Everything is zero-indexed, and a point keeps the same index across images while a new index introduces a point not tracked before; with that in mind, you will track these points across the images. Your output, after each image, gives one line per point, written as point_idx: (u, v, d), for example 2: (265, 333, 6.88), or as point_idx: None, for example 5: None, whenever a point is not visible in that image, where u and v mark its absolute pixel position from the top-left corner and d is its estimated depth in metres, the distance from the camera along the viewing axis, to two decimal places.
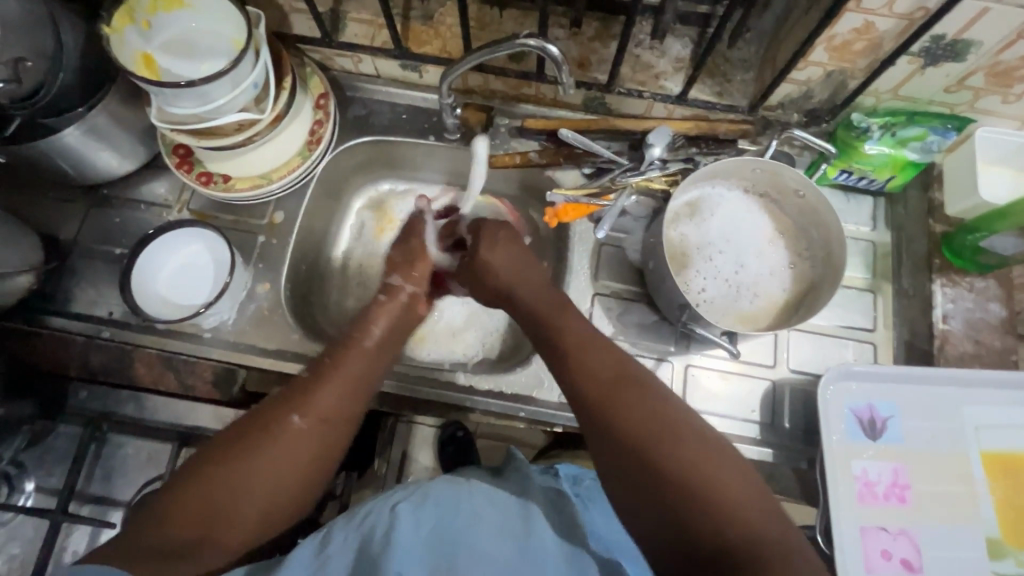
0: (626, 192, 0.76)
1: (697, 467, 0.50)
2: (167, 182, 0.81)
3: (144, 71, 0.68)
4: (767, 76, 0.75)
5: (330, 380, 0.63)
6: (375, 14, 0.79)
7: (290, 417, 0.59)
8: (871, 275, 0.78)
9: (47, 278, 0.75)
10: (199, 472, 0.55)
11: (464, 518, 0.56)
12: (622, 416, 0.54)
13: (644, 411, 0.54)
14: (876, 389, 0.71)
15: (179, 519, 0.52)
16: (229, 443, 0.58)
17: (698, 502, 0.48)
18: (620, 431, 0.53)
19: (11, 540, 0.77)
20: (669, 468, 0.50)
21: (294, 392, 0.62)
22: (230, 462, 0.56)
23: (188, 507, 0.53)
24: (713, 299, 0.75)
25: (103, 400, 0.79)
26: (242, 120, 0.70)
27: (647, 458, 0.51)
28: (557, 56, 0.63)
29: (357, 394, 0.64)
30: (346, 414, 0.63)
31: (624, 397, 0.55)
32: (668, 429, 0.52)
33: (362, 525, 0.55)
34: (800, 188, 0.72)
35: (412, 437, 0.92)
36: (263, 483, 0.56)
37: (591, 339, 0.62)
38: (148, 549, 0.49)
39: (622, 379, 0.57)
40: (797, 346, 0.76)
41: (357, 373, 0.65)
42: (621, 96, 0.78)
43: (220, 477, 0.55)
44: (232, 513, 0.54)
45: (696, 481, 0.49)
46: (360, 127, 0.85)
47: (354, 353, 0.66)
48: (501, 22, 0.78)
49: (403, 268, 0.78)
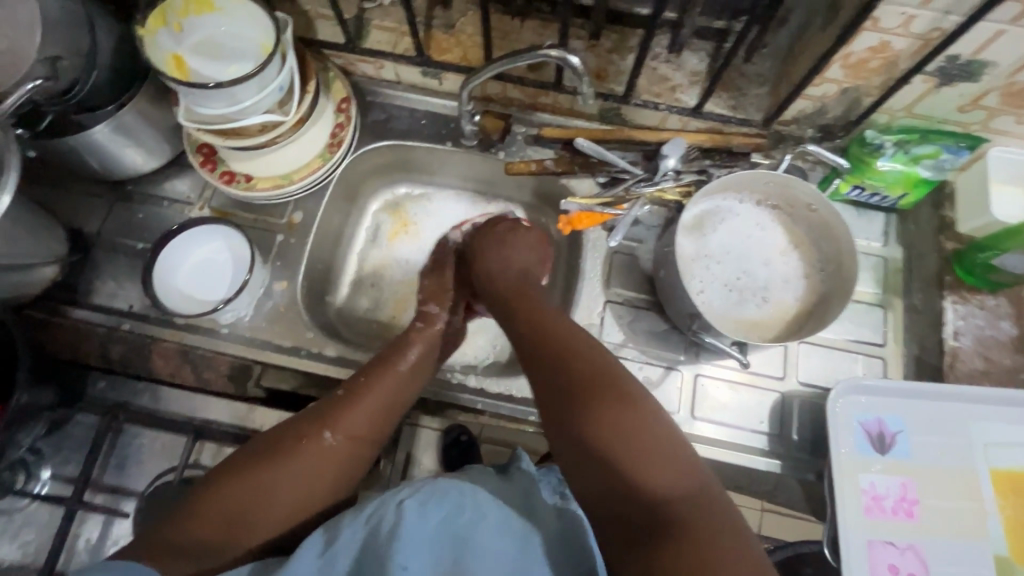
0: (640, 202, 0.77)
1: (632, 426, 0.52)
2: (190, 180, 0.83)
3: (176, 72, 0.70)
4: (782, 92, 0.76)
5: (363, 399, 0.65)
6: (399, 22, 0.81)
7: (322, 433, 0.62)
8: (881, 291, 0.79)
9: (71, 269, 0.77)
10: (230, 476, 0.58)
11: (468, 517, 0.56)
12: (573, 384, 0.56)
13: (588, 376, 0.56)
14: (885, 403, 0.71)
15: (209, 519, 0.55)
16: (261, 452, 0.61)
17: (635, 460, 0.50)
18: (563, 399, 0.56)
19: (25, 526, 0.78)
20: (617, 438, 0.51)
21: (328, 408, 0.64)
22: (261, 471, 0.59)
23: (218, 508, 0.56)
24: (724, 308, 0.75)
25: (122, 390, 0.82)
26: (266, 122, 0.71)
27: (583, 419, 0.53)
28: (578, 66, 0.65)
29: (386, 416, 0.67)
30: (374, 435, 0.66)
31: (571, 362, 0.58)
32: (607, 389, 0.55)
33: (367, 522, 0.55)
34: (813, 204, 0.73)
35: (416, 439, 0.90)
36: (288, 492, 0.59)
37: (549, 316, 0.65)
38: (178, 547, 0.52)
39: (568, 348, 0.60)
40: (806, 359, 0.76)
41: (390, 395, 0.67)
42: (637, 107, 0.80)
43: (250, 484, 0.58)
44: (256, 518, 0.57)
45: (638, 450, 0.51)
46: (379, 132, 0.87)
47: (389, 375, 0.67)
48: (521, 32, 0.79)
49: (438, 297, 0.79)
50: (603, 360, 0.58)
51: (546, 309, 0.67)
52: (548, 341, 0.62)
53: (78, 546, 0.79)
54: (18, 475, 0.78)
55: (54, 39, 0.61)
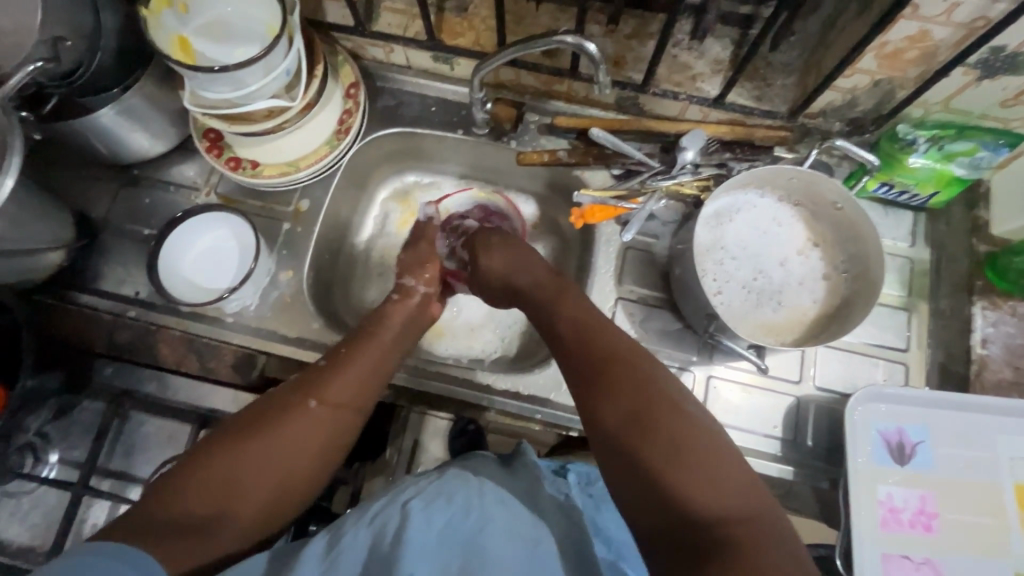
0: (655, 197, 0.74)
1: (688, 441, 0.48)
2: (196, 165, 0.82)
3: (180, 54, 0.68)
4: (810, 83, 0.72)
5: (346, 369, 0.64)
6: (410, 5, 0.78)
7: (306, 402, 0.60)
8: (908, 294, 0.75)
9: (78, 254, 0.77)
10: (214, 450, 0.55)
11: (474, 521, 0.55)
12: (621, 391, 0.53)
13: (637, 382, 0.53)
14: (906, 412, 0.68)
15: (194, 498, 0.52)
16: (243, 425, 0.58)
17: (682, 471, 0.47)
18: (609, 406, 0.52)
19: (34, 508, 0.79)
20: (670, 450, 0.48)
21: (312, 378, 0.62)
22: (245, 445, 0.56)
23: (203, 485, 0.53)
24: (738, 309, 0.73)
25: (128, 376, 0.82)
26: (273, 107, 0.69)
27: (640, 431, 0.49)
28: (594, 54, 0.62)
29: (370, 385, 0.65)
30: (363, 403, 0.64)
31: (613, 368, 0.55)
32: (656, 396, 0.51)
33: (374, 521, 0.55)
34: (839, 201, 0.69)
35: (424, 427, 0.88)
36: (279, 465, 0.56)
37: (593, 317, 0.62)
38: (162, 525, 0.49)
39: (612, 351, 0.57)
40: (824, 362, 0.74)
41: (375, 363, 0.66)
42: (655, 97, 0.77)
43: (236, 458, 0.55)
44: (244, 495, 0.54)
45: (688, 463, 0.47)
46: (389, 118, 0.84)
47: (373, 343, 0.67)
48: (537, 16, 0.76)
49: (416, 270, 0.77)
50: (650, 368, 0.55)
51: (586, 309, 0.63)
52: (592, 342, 0.58)
53: (85, 530, 0.79)
54: (26, 459, 0.78)
55: (56, 19, 0.59)
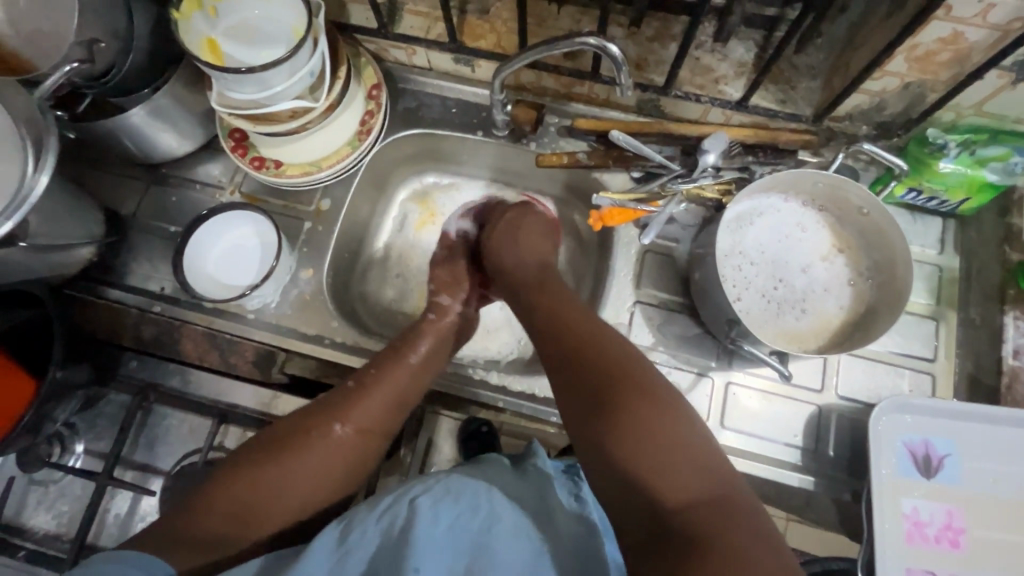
0: (675, 199, 0.73)
1: (655, 431, 0.49)
2: (221, 165, 0.84)
3: (209, 56, 0.70)
4: (837, 85, 0.71)
5: (374, 393, 0.65)
6: (432, 7, 0.79)
7: (332, 426, 0.62)
8: (936, 302, 0.74)
9: (107, 250, 0.79)
10: (245, 465, 0.59)
11: (481, 520, 0.55)
12: (592, 377, 0.54)
13: (605, 376, 0.54)
14: (933, 424, 0.67)
15: (221, 512, 0.56)
16: (271, 446, 0.61)
17: (650, 460, 0.48)
18: (579, 401, 0.54)
19: (60, 497, 0.81)
20: (640, 438, 0.49)
21: (337, 400, 0.65)
22: (270, 464, 0.59)
23: (229, 499, 0.57)
24: (761, 315, 0.72)
25: (154, 369, 0.83)
26: (296, 108, 0.71)
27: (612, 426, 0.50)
28: (618, 55, 0.62)
29: (396, 412, 0.67)
30: (384, 429, 0.66)
31: (588, 357, 0.56)
32: (634, 385, 0.52)
33: (383, 516, 0.55)
34: (865, 206, 0.68)
35: (438, 426, 0.88)
36: (301, 485, 0.60)
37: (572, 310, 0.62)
38: (185, 535, 0.53)
39: (584, 344, 0.58)
40: (847, 371, 0.72)
41: (399, 389, 0.67)
42: (677, 99, 0.76)
43: (259, 476, 0.58)
44: (270, 511, 0.58)
45: (658, 451, 0.48)
46: (410, 119, 0.85)
47: (397, 368, 0.67)
48: (558, 18, 0.76)
49: (450, 288, 0.78)
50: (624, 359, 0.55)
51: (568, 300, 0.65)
52: (569, 336, 0.59)
53: (109, 520, 0.81)
54: (54, 449, 0.80)
55: (91, 21, 0.61)
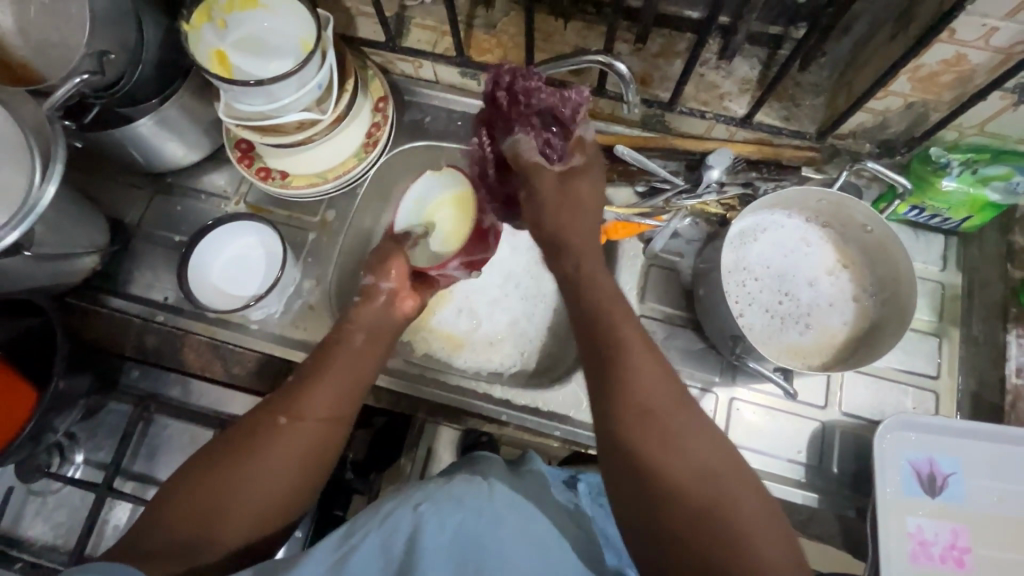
0: (680, 214, 0.75)
1: (726, 499, 0.44)
2: (226, 174, 0.84)
3: (218, 68, 0.70)
4: (840, 104, 0.71)
5: (324, 378, 0.62)
6: (440, 21, 0.80)
7: (275, 419, 0.58)
8: (938, 319, 0.74)
9: (112, 258, 0.79)
10: (190, 476, 0.55)
11: (486, 523, 0.54)
12: (639, 409, 0.48)
13: (654, 420, 0.47)
14: (937, 442, 0.66)
15: (180, 518, 0.52)
16: (217, 451, 0.56)
17: (712, 530, 0.43)
18: (627, 450, 0.47)
19: (58, 507, 0.79)
20: (698, 501, 0.44)
21: (280, 395, 0.61)
22: (227, 463, 0.55)
23: (188, 503, 0.53)
24: (766, 330, 0.71)
25: (153, 380, 0.83)
26: (303, 120, 0.71)
27: (696, 533, 0.43)
28: (624, 73, 0.63)
29: (349, 395, 0.62)
30: (337, 413, 0.61)
31: (625, 382, 0.49)
32: (679, 434, 0.47)
33: (385, 522, 0.53)
34: (868, 223, 0.68)
35: (439, 436, 0.87)
36: (254, 485, 0.55)
37: (639, 357, 0.50)
38: (142, 555, 0.49)
39: (657, 416, 0.47)
40: (850, 387, 0.72)
41: (346, 371, 0.63)
42: (682, 115, 0.77)
43: (205, 484, 0.54)
44: (225, 517, 0.53)
45: (722, 518, 0.43)
46: (415, 132, 0.86)
47: (340, 350, 0.65)
48: (565, 34, 0.77)
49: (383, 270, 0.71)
50: (699, 439, 0.47)
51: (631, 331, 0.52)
52: (641, 403, 0.48)
53: (107, 533, 0.78)
54: (53, 459, 0.78)
55: (102, 34, 0.61)
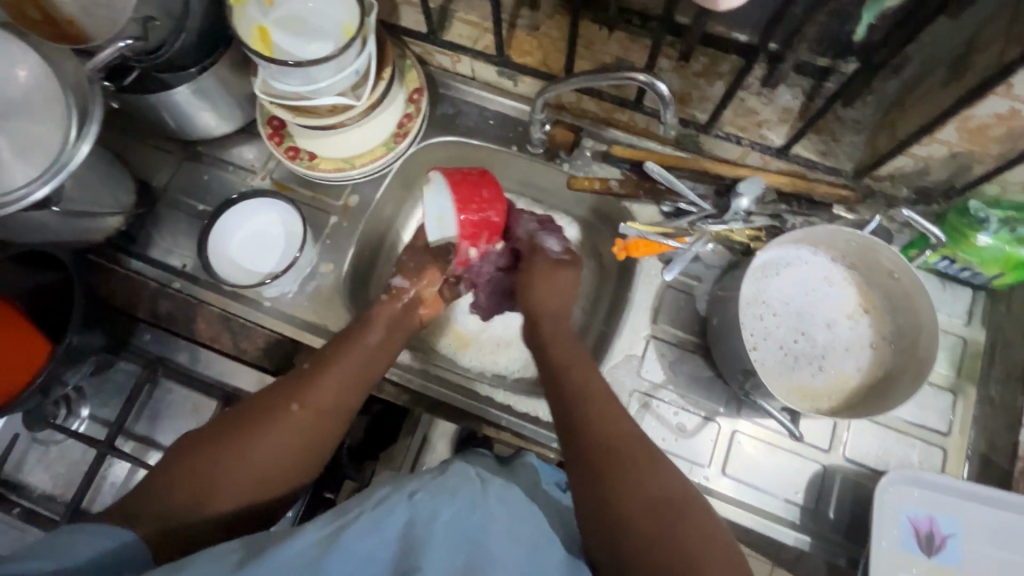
0: (703, 239, 0.73)
1: (661, 494, 0.52)
2: (256, 149, 0.85)
3: (259, 45, 0.70)
4: (880, 145, 0.70)
5: (331, 369, 0.65)
6: (483, 17, 0.79)
7: (288, 405, 0.61)
8: (956, 374, 0.72)
9: (136, 220, 0.80)
10: (199, 446, 0.58)
11: (479, 518, 0.54)
12: (594, 426, 0.57)
13: (605, 440, 0.56)
14: (941, 502, 0.65)
15: (179, 486, 0.55)
16: (229, 424, 0.60)
17: (650, 513, 0.50)
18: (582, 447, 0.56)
19: (59, 458, 0.78)
20: (635, 495, 0.52)
21: (294, 381, 0.63)
22: (229, 439, 0.58)
23: (190, 475, 0.55)
24: (777, 367, 0.70)
25: (164, 344, 0.81)
26: (337, 104, 0.72)
27: (640, 526, 0.50)
28: (665, 94, 0.62)
29: (352, 390, 0.65)
30: (343, 408, 0.64)
31: (582, 406, 0.59)
32: (626, 449, 0.55)
33: (378, 506, 0.53)
34: (896, 270, 0.67)
35: (434, 426, 0.84)
36: (257, 462, 0.58)
37: (594, 391, 0.60)
38: (148, 511, 0.53)
39: (609, 430, 0.56)
40: (857, 434, 0.71)
41: (360, 367, 0.66)
42: (717, 139, 0.77)
43: (213, 455, 0.57)
44: (225, 488, 0.56)
45: (660, 509, 0.51)
46: (446, 125, 0.85)
47: (357, 346, 0.67)
48: (607, 43, 0.76)
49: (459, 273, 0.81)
50: (649, 463, 0.54)
51: (587, 371, 0.63)
52: (600, 416, 0.58)
53: (104, 489, 0.76)
54: (59, 410, 0.77)
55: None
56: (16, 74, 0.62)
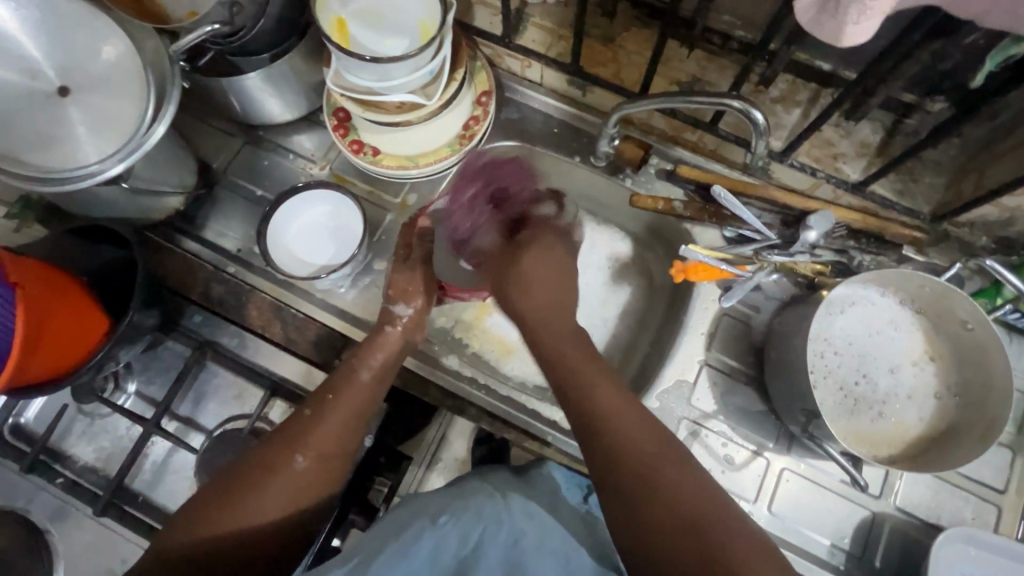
0: (767, 270, 0.70)
1: (701, 510, 0.51)
2: (316, 138, 0.84)
3: (336, 35, 0.69)
4: (963, 190, 0.67)
5: (331, 414, 0.63)
6: (559, 24, 0.77)
7: (291, 458, 0.60)
8: (1017, 432, 0.70)
9: (194, 201, 0.80)
10: (204, 510, 0.56)
11: (508, 533, 0.58)
12: (616, 440, 0.56)
13: (635, 450, 0.55)
14: (999, 563, 0.63)
15: (190, 556, 0.53)
16: (232, 484, 0.58)
17: (695, 528, 0.49)
18: (608, 459, 0.55)
19: (103, 432, 0.78)
20: (675, 511, 0.51)
21: (293, 430, 0.62)
22: (234, 501, 0.56)
23: (199, 537, 0.54)
24: (836, 408, 0.69)
25: (214, 328, 0.80)
26: (406, 101, 0.71)
27: (678, 539, 0.49)
28: (760, 121, 0.62)
29: (353, 432, 0.64)
30: (344, 452, 0.63)
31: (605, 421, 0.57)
32: (656, 457, 0.54)
33: (403, 534, 0.55)
34: (970, 321, 0.64)
35: (453, 424, 0.80)
36: (267, 520, 0.57)
37: (609, 397, 0.59)
38: None
39: (633, 438, 0.56)
40: (910, 483, 0.69)
41: (358, 408, 0.65)
42: (790, 168, 0.74)
43: (219, 520, 0.55)
44: (238, 551, 0.55)
45: (705, 523, 0.50)
46: (509, 131, 0.84)
47: (353, 386, 0.66)
48: (684, 62, 0.74)
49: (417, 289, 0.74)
50: (682, 467, 0.54)
51: (602, 377, 0.61)
52: (620, 419, 0.57)
53: (144, 466, 0.77)
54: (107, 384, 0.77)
55: None
56: (103, 50, 0.62)
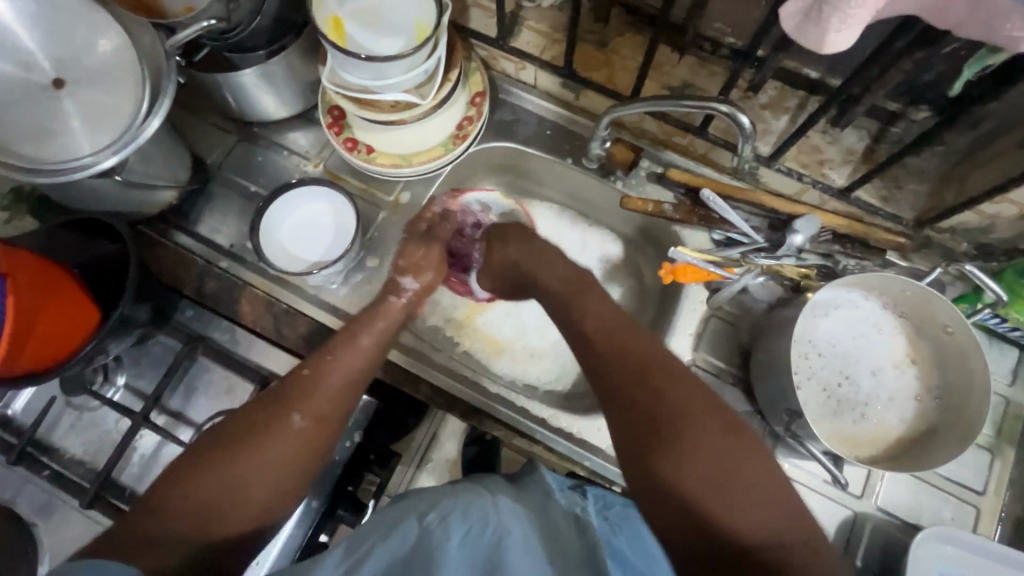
0: (753, 273, 0.72)
1: (724, 460, 0.54)
2: (310, 136, 0.85)
3: (333, 35, 0.70)
4: (945, 197, 0.69)
5: (330, 377, 0.63)
6: (553, 27, 0.78)
7: (287, 417, 0.60)
8: (995, 435, 0.72)
9: (188, 195, 0.80)
10: (197, 466, 0.56)
11: (493, 532, 0.56)
12: (641, 392, 0.58)
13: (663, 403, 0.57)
14: (977, 563, 0.64)
15: (181, 510, 0.53)
16: (226, 442, 0.58)
17: (717, 476, 0.53)
18: (633, 414, 0.58)
19: (91, 425, 0.78)
20: (696, 463, 0.54)
21: (290, 390, 0.62)
22: (228, 457, 0.57)
23: (190, 492, 0.54)
24: (820, 409, 0.70)
25: (205, 323, 0.80)
26: (401, 100, 0.72)
27: (700, 488, 0.53)
28: (746, 125, 0.63)
29: (351, 395, 0.65)
30: (342, 415, 0.63)
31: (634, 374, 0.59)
32: (681, 410, 0.56)
33: (393, 534, 0.56)
34: (950, 325, 0.66)
35: (444, 425, 0.81)
36: (262, 477, 0.57)
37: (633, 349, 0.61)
38: (150, 538, 0.51)
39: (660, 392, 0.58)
40: (891, 483, 0.71)
41: (356, 371, 0.65)
42: (778, 173, 0.76)
43: (213, 474, 0.55)
44: (230, 507, 0.55)
45: (728, 472, 0.53)
46: (503, 132, 0.85)
47: (353, 349, 0.66)
48: (675, 67, 0.75)
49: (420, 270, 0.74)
50: (709, 416, 0.56)
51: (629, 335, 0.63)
52: (643, 373, 0.59)
53: (132, 459, 0.77)
54: (96, 377, 0.77)
55: None
56: (98, 44, 0.62)
